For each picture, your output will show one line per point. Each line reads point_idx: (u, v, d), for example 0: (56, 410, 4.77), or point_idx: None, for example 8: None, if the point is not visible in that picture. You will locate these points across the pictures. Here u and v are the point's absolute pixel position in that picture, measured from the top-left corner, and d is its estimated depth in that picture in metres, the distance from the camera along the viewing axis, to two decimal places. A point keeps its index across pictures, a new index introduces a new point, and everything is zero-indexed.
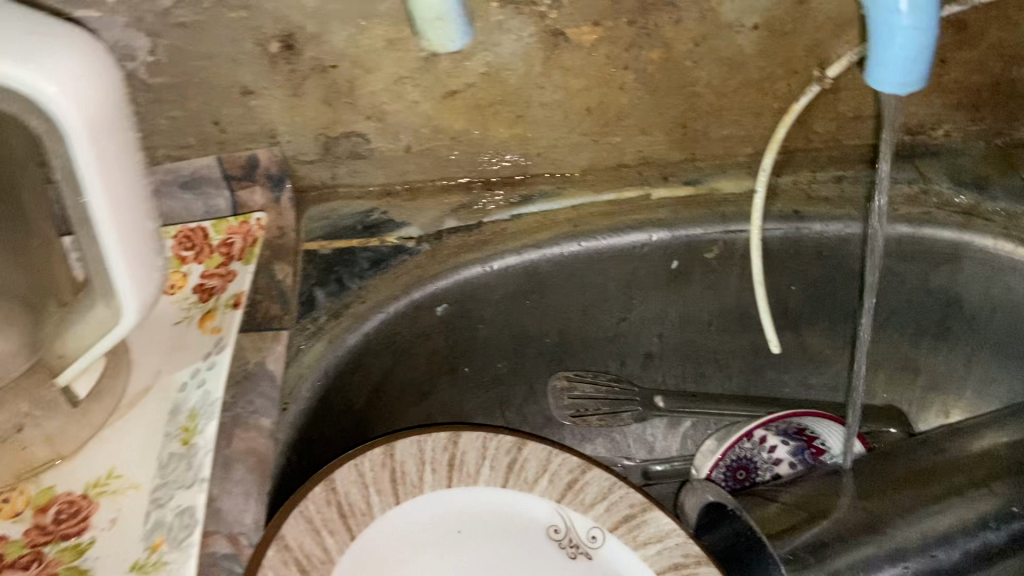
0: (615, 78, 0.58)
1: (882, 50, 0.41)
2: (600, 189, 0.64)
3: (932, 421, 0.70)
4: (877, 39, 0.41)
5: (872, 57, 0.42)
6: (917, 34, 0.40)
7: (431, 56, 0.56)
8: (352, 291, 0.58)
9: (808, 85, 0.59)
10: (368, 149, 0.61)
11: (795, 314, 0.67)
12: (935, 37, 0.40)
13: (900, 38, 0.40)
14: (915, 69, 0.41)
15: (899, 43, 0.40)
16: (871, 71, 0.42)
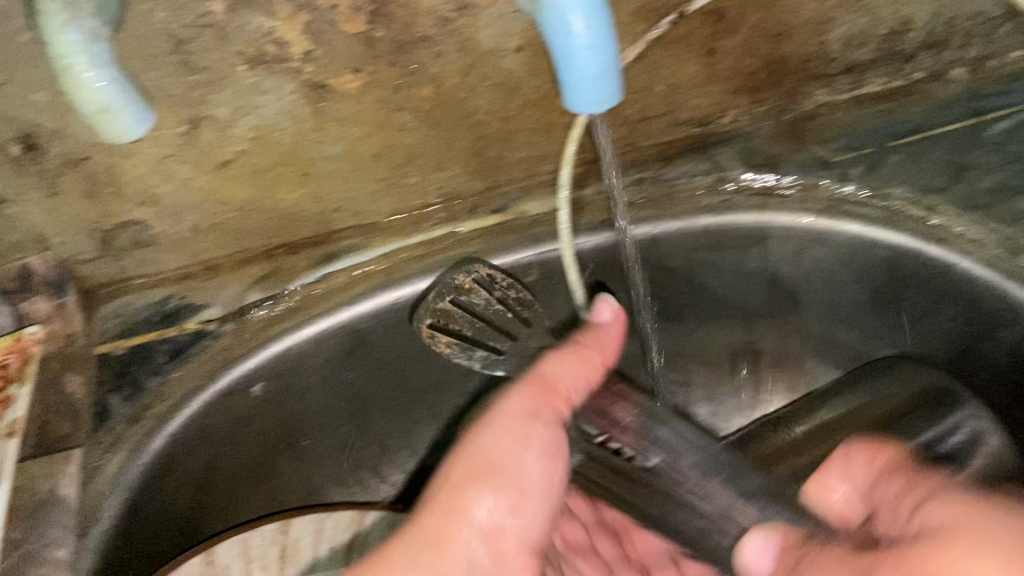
0: (392, 120, 0.56)
1: (566, 73, 0.36)
2: (407, 232, 0.63)
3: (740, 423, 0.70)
4: (558, 60, 0.36)
5: (564, 78, 0.37)
6: (592, 53, 0.35)
7: (191, 129, 0.52)
8: (151, 390, 0.56)
9: (572, 123, 0.61)
10: (152, 235, 0.57)
11: (537, 359, 0.57)
12: (616, 50, 0.35)
13: (575, 57, 0.35)
14: (606, 85, 0.36)
15: (579, 64, 0.35)
16: (565, 93, 0.37)
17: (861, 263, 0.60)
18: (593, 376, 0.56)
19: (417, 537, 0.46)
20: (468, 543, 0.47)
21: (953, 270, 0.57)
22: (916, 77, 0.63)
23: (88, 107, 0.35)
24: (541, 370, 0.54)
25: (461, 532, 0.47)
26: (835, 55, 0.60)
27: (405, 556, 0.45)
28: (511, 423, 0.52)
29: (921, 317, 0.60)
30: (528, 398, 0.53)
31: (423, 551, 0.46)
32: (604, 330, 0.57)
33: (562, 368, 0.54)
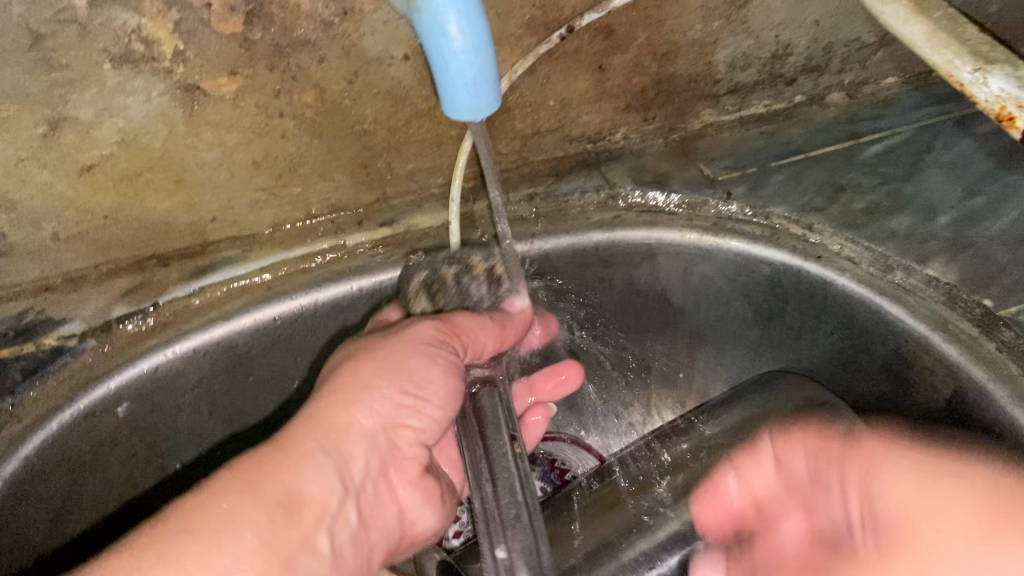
0: (273, 127, 0.54)
1: (442, 76, 0.36)
2: (289, 245, 0.61)
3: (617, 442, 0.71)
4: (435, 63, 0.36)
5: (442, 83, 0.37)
6: (470, 57, 0.35)
7: (50, 131, 0.48)
8: (2, 411, 0.51)
9: (464, 136, 0.60)
10: (7, 244, 0.53)
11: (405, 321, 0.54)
12: (493, 55, 0.36)
13: (453, 61, 0.35)
14: (482, 90, 0.37)
15: (455, 68, 0.35)
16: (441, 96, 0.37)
17: (745, 279, 0.61)
18: (493, 343, 0.56)
19: (271, 450, 0.43)
20: (320, 472, 0.44)
21: (829, 288, 0.57)
22: (795, 100, 0.67)
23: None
24: (446, 317, 0.54)
25: (307, 465, 0.43)
26: (721, 75, 0.62)
27: (255, 472, 0.41)
28: (386, 356, 0.49)
29: (801, 331, 0.61)
30: (432, 334, 0.52)
31: (274, 475, 0.42)
32: (511, 316, 0.57)
33: (468, 322, 0.54)
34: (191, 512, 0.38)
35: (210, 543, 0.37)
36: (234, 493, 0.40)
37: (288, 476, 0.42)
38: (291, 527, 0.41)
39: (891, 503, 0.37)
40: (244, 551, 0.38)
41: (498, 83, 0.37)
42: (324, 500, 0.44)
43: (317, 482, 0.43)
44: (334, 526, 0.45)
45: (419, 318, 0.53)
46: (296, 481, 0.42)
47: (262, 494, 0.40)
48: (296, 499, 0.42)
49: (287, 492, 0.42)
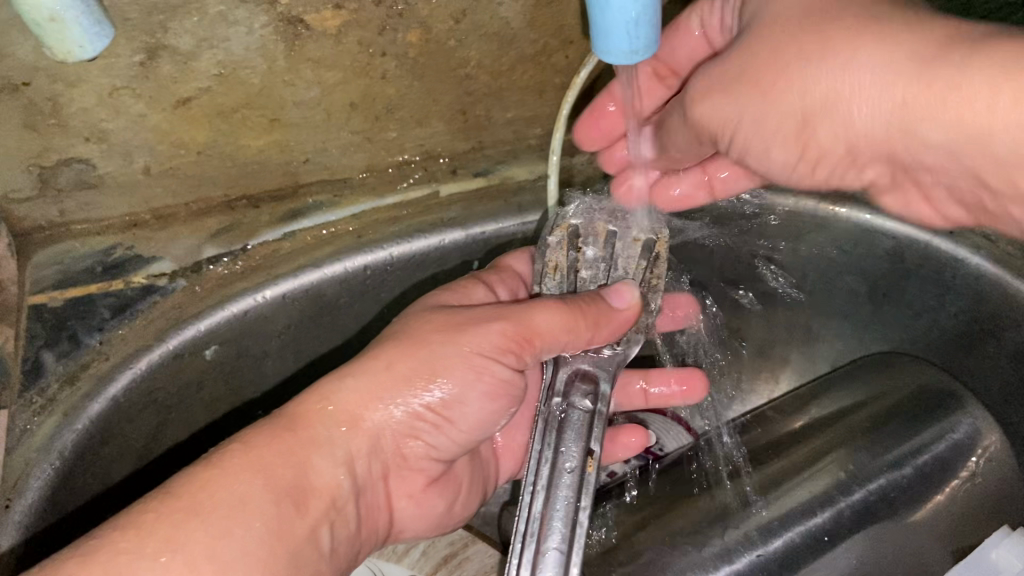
0: (373, 67, 0.51)
1: (601, 15, 0.35)
2: (382, 192, 0.58)
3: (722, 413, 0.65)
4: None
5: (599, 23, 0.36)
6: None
7: (148, 60, 0.46)
8: (89, 348, 0.49)
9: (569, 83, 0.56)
10: (98, 176, 0.51)
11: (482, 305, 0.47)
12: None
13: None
14: (642, 30, 0.36)
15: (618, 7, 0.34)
16: (595, 36, 0.36)
17: (863, 252, 0.58)
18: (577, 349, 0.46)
19: (289, 432, 0.41)
20: (327, 463, 0.41)
21: (959, 266, 0.54)
22: None
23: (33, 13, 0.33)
24: (526, 313, 0.45)
25: (315, 453, 0.41)
26: None
27: (264, 455, 0.39)
28: (439, 352, 0.44)
29: (920, 308, 0.57)
30: (499, 339, 0.45)
31: (278, 461, 0.39)
32: (617, 313, 0.47)
33: (550, 324, 0.45)
34: (198, 495, 0.37)
35: (202, 538, 0.36)
36: (235, 480, 0.38)
37: (296, 462, 0.40)
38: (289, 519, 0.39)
39: (940, 155, 0.37)
40: (242, 540, 0.36)
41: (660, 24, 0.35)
42: (327, 492, 0.41)
43: (325, 476, 0.41)
44: (336, 523, 0.42)
45: (492, 312, 0.46)
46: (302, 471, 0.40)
47: (269, 484, 0.38)
48: (303, 489, 0.40)
49: (287, 479, 0.39)
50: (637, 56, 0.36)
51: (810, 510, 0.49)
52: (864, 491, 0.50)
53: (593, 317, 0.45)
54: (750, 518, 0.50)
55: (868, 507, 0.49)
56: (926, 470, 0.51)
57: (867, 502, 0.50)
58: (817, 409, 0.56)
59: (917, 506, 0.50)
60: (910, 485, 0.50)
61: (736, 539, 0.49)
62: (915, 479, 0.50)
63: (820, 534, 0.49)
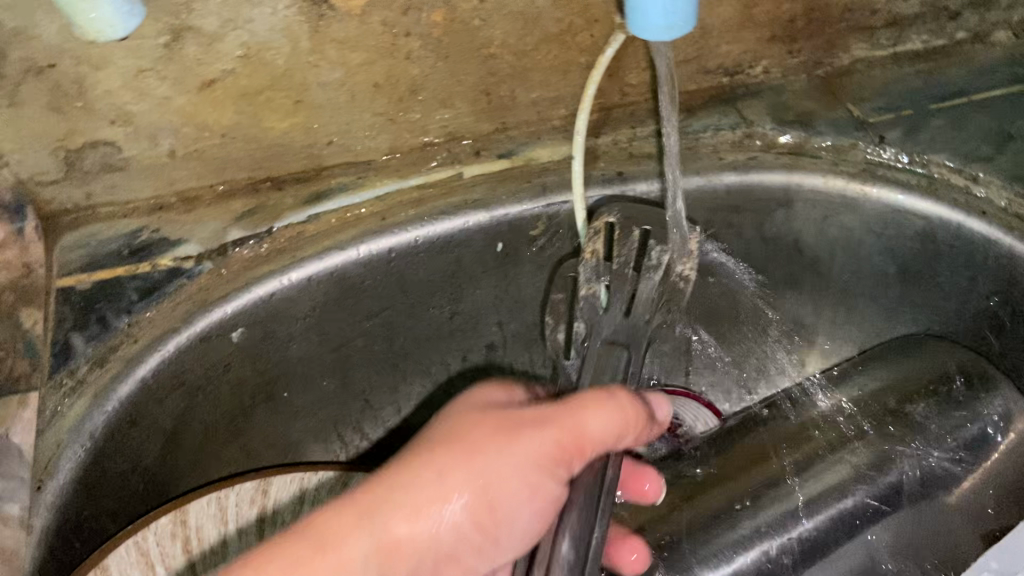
0: (397, 47, 0.51)
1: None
2: (405, 173, 0.58)
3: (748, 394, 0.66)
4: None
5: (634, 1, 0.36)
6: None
7: (173, 42, 0.46)
8: (117, 331, 0.49)
9: (594, 63, 0.55)
10: (124, 158, 0.51)
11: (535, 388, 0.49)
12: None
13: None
14: (678, 6, 0.35)
15: None
16: (630, 12, 0.36)
17: (893, 235, 0.56)
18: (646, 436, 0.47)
19: (457, 447, 0.42)
20: (507, 470, 0.42)
21: (992, 248, 0.53)
22: (958, 37, 0.61)
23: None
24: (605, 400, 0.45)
25: (516, 454, 0.42)
26: (879, 6, 0.56)
27: (436, 471, 0.40)
28: (495, 423, 0.43)
29: (951, 290, 0.56)
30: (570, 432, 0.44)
31: (455, 467, 0.41)
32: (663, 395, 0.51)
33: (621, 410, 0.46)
34: (360, 510, 0.38)
35: (341, 556, 0.37)
36: (392, 503, 0.38)
37: (436, 470, 0.40)
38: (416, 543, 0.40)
39: None
40: (364, 545, 0.37)
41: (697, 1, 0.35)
42: (567, 463, 0.43)
43: (387, 548, 0.38)
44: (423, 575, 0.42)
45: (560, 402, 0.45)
46: (581, 430, 0.43)
47: (427, 502, 0.40)
48: (473, 488, 0.41)
49: (566, 441, 0.43)
50: (673, 33, 0.36)
51: (839, 494, 0.49)
52: (894, 475, 0.50)
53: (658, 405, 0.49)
54: (778, 504, 0.49)
55: (898, 490, 0.49)
56: (956, 452, 0.50)
57: (897, 484, 0.49)
58: (852, 387, 0.55)
59: (948, 490, 0.50)
60: (941, 467, 0.50)
61: (765, 522, 0.48)
62: (946, 461, 0.50)
63: (850, 519, 0.49)
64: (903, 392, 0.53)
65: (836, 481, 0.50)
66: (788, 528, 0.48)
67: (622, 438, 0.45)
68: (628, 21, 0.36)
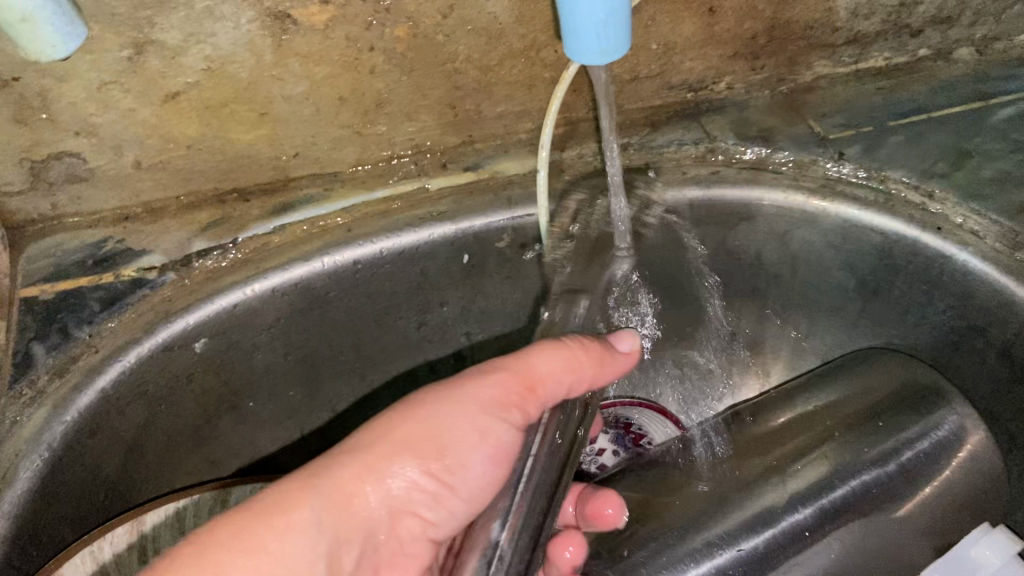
0: (361, 62, 0.51)
1: (572, 16, 0.35)
2: (372, 186, 0.58)
3: (713, 405, 0.67)
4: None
5: (568, 23, 0.36)
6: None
7: (135, 55, 0.46)
8: (79, 342, 0.50)
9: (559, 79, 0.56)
10: (88, 170, 0.52)
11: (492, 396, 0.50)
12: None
13: (583, 0, 0.34)
14: (612, 30, 0.36)
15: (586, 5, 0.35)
16: (567, 36, 0.36)
17: (852, 249, 0.57)
18: (580, 389, 0.46)
19: (405, 403, 0.44)
20: (455, 421, 0.44)
21: (947, 264, 0.54)
22: (920, 54, 0.61)
23: (8, 15, 0.39)
24: (527, 359, 0.45)
25: (461, 401, 0.44)
26: (841, 24, 0.57)
27: (376, 431, 0.43)
28: (427, 399, 0.44)
29: (908, 304, 0.57)
30: (500, 393, 0.45)
31: (395, 422, 0.43)
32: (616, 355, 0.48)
33: (552, 368, 0.45)
34: (301, 477, 0.41)
35: (287, 521, 0.39)
36: (340, 460, 0.42)
37: (381, 428, 0.43)
38: (367, 499, 0.42)
39: None
40: (312, 510, 0.40)
41: (627, 23, 0.35)
42: (522, 405, 0.45)
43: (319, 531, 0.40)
44: (380, 532, 0.44)
45: (492, 364, 0.45)
46: (527, 371, 0.45)
47: (377, 457, 0.42)
48: (418, 440, 0.43)
49: (513, 382, 0.45)
50: (609, 55, 0.37)
51: (792, 507, 0.50)
52: (847, 487, 0.50)
53: (594, 357, 0.46)
54: (736, 513, 0.50)
55: (850, 501, 0.50)
56: (909, 466, 0.51)
57: (850, 496, 0.50)
58: (814, 398, 0.56)
59: (898, 502, 0.50)
60: (893, 480, 0.50)
61: (722, 532, 0.49)
62: (898, 476, 0.50)
63: (802, 530, 0.49)
64: (859, 408, 0.54)
65: (789, 493, 0.50)
66: (740, 541, 0.49)
67: (572, 388, 0.46)
68: (564, 43, 0.37)
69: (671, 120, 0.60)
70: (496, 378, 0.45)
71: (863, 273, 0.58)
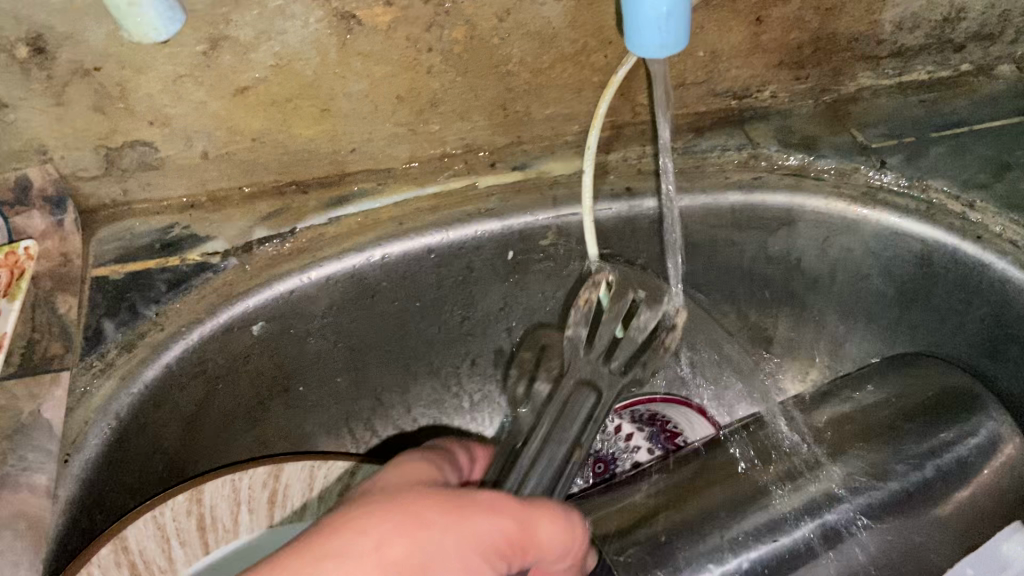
0: (419, 62, 0.53)
1: (635, 11, 0.38)
2: (423, 182, 0.61)
3: (748, 408, 0.68)
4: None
5: (631, 18, 0.38)
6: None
7: (209, 50, 0.49)
8: (146, 319, 0.53)
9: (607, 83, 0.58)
10: (159, 158, 0.55)
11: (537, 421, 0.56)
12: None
13: None
14: (673, 25, 0.38)
15: (650, 0, 0.37)
16: (629, 31, 0.38)
17: (890, 256, 0.58)
18: (561, 561, 0.43)
19: (404, 516, 0.35)
20: (454, 551, 0.36)
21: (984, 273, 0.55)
22: (963, 68, 0.62)
23: (119, 2, 0.43)
24: (534, 520, 0.40)
25: (462, 536, 0.36)
26: (885, 37, 0.59)
27: (371, 539, 0.34)
28: (429, 512, 0.36)
29: (947, 312, 0.58)
30: (501, 544, 0.38)
31: (395, 537, 0.34)
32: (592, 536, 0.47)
33: (551, 539, 0.40)
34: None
35: None
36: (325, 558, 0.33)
37: (376, 540, 0.34)
38: None
39: None
40: None
41: (689, 19, 0.37)
42: (508, 563, 0.39)
43: None
44: None
45: (498, 499, 0.39)
46: (532, 532, 0.39)
47: (362, 573, 0.33)
48: (411, 570, 0.34)
49: (516, 537, 0.39)
50: (668, 50, 0.39)
51: (830, 505, 0.51)
52: (886, 488, 0.51)
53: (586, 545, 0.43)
54: (769, 509, 0.51)
55: (890, 502, 0.51)
56: (948, 470, 0.51)
57: (890, 497, 0.51)
58: (853, 400, 0.57)
59: (938, 504, 0.51)
60: (933, 485, 0.51)
61: (757, 526, 0.51)
62: (938, 479, 0.51)
63: (838, 528, 0.50)
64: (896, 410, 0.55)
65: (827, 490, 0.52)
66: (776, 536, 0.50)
67: (552, 560, 0.41)
68: (626, 39, 0.39)
69: (716, 126, 0.62)
70: (503, 517, 0.38)
71: (901, 279, 0.59)
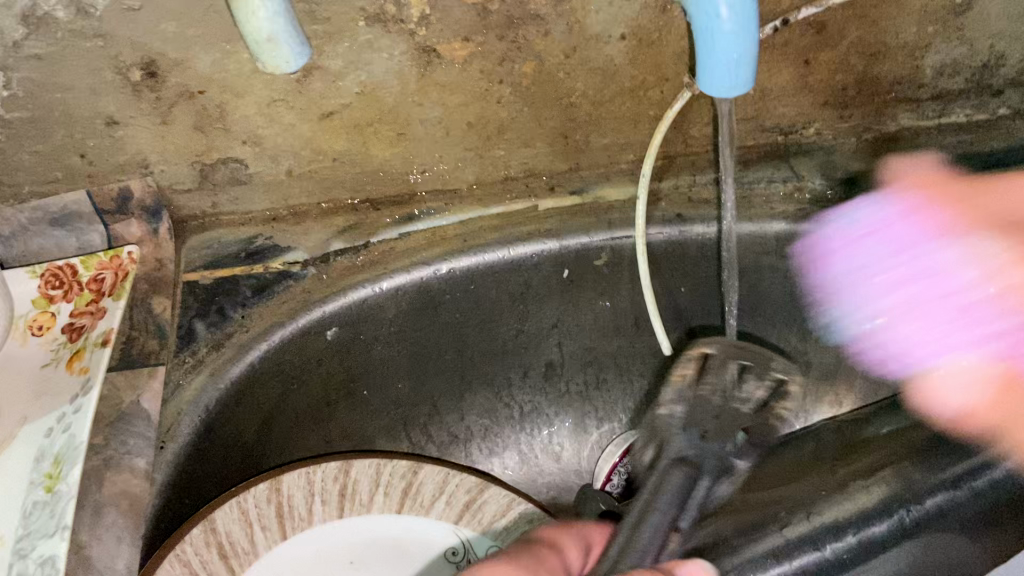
0: (491, 92, 0.58)
1: (707, 56, 0.42)
2: (487, 203, 0.65)
3: None
4: (701, 41, 0.41)
5: (703, 61, 0.42)
6: (736, 40, 0.40)
7: (302, 78, 0.54)
8: (233, 320, 0.58)
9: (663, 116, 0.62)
10: (248, 174, 0.60)
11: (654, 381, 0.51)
12: (758, 40, 0.41)
13: (720, 43, 0.41)
14: (742, 69, 0.42)
15: (721, 47, 0.41)
16: (701, 74, 0.43)
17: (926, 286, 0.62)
18: None
19: None
20: None
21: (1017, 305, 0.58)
22: (999, 113, 0.66)
23: (255, 35, 0.42)
24: None
25: None
26: (926, 80, 0.63)
27: None
28: None
29: None
30: None
31: None
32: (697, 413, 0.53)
33: None
34: None
35: None
36: None
37: None
38: None
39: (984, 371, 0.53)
40: None
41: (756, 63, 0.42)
42: None
43: None
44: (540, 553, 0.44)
45: None
46: None
47: None
48: None
49: None
50: (736, 91, 0.43)
51: (866, 522, 0.53)
52: (919, 509, 0.54)
53: None
54: (812, 519, 0.54)
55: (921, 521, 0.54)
56: (982, 491, 0.54)
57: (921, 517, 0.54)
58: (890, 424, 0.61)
59: (970, 524, 0.53)
60: (964, 505, 0.54)
61: (798, 536, 0.53)
62: (969, 500, 0.54)
63: (873, 542, 0.53)
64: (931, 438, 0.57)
65: (862, 506, 0.54)
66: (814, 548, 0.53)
67: None
68: (697, 79, 0.43)
69: (763, 160, 0.66)
70: None
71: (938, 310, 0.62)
